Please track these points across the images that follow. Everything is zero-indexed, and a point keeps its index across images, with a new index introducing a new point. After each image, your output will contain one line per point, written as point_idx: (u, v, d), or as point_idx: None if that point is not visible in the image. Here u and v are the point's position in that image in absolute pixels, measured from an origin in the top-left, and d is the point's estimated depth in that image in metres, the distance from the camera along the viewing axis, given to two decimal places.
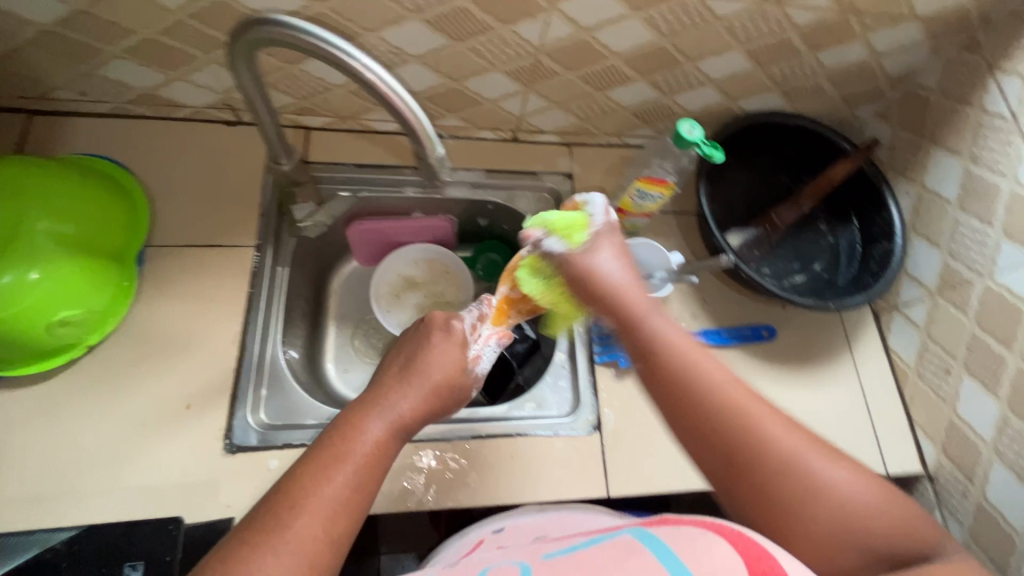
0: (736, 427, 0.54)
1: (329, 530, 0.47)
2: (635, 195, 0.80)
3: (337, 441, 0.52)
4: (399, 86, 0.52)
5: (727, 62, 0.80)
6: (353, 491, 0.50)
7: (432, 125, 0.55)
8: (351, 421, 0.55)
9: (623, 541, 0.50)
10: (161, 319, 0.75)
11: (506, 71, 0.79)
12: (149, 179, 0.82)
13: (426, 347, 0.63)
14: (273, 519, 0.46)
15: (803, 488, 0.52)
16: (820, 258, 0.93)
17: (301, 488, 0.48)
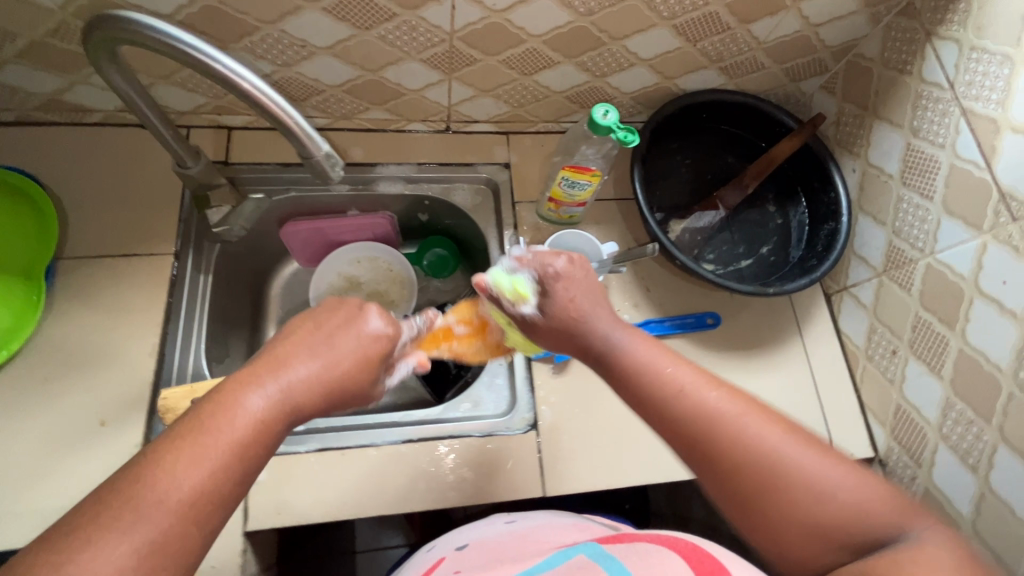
0: (699, 426, 0.51)
1: (181, 516, 0.39)
2: (564, 185, 0.77)
3: (212, 410, 0.44)
4: (267, 86, 0.50)
5: (654, 39, 0.76)
6: (221, 472, 0.42)
7: (311, 124, 0.52)
8: (239, 388, 0.46)
9: (582, 556, 0.47)
10: (75, 333, 0.73)
11: (422, 59, 0.75)
12: (60, 189, 0.79)
13: (340, 320, 0.55)
14: (120, 494, 0.39)
15: (771, 485, 0.47)
16: (767, 240, 0.90)
17: (162, 463, 0.40)
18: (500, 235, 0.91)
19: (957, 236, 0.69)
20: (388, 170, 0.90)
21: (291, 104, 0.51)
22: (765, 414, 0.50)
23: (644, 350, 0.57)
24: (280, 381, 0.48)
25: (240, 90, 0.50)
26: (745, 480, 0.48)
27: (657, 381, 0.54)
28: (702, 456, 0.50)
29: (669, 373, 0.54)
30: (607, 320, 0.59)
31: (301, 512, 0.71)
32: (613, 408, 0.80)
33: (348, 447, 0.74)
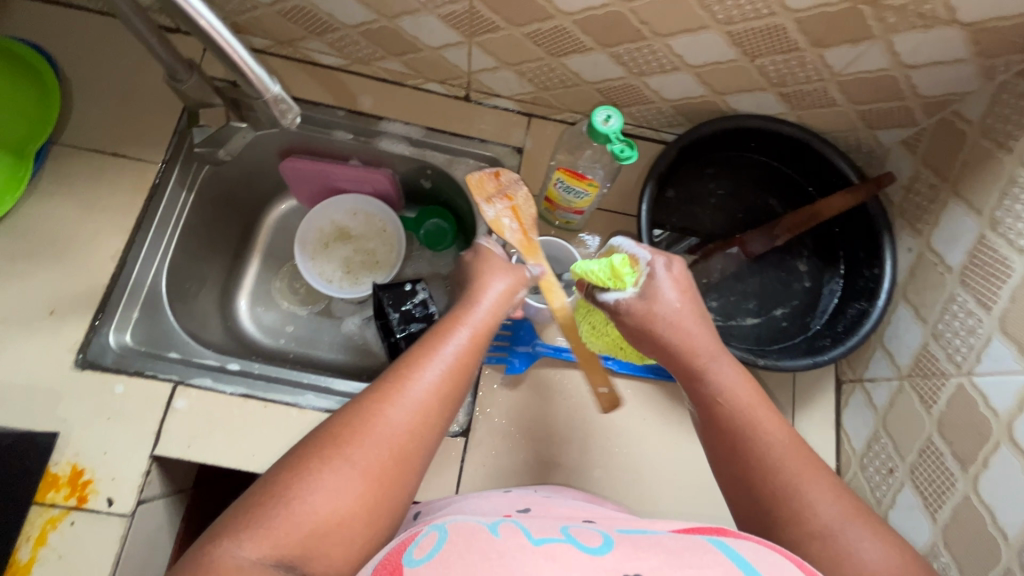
0: (771, 482, 0.48)
1: (428, 410, 0.48)
2: (559, 187, 0.68)
3: (439, 340, 0.52)
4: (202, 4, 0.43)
5: (703, 44, 0.64)
6: (456, 375, 0.50)
7: (261, 67, 0.49)
8: (453, 319, 0.54)
9: (696, 539, 0.41)
10: (49, 220, 0.74)
11: (439, 15, 0.68)
12: (74, 75, 0.79)
13: (491, 271, 0.59)
14: (380, 390, 0.48)
15: (839, 561, 0.44)
16: (785, 302, 0.78)
17: (409, 372, 0.49)
18: None
19: (1005, 363, 0.55)
20: (394, 128, 0.84)
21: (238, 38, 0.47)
22: (848, 498, 0.47)
23: (744, 392, 0.53)
24: (480, 310, 0.55)
25: (185, 14, 0.44)
26: (814, 548, 0.44)
27: (745, 425, 0.51)
28: (764, 507, 0.48)
29: (758, 421, 0.51)
30: (706, 363, 0.55)
31: (208, 450, 0.70)
32: (554, 438, 0.73)
33: (272, 401, 0.72)
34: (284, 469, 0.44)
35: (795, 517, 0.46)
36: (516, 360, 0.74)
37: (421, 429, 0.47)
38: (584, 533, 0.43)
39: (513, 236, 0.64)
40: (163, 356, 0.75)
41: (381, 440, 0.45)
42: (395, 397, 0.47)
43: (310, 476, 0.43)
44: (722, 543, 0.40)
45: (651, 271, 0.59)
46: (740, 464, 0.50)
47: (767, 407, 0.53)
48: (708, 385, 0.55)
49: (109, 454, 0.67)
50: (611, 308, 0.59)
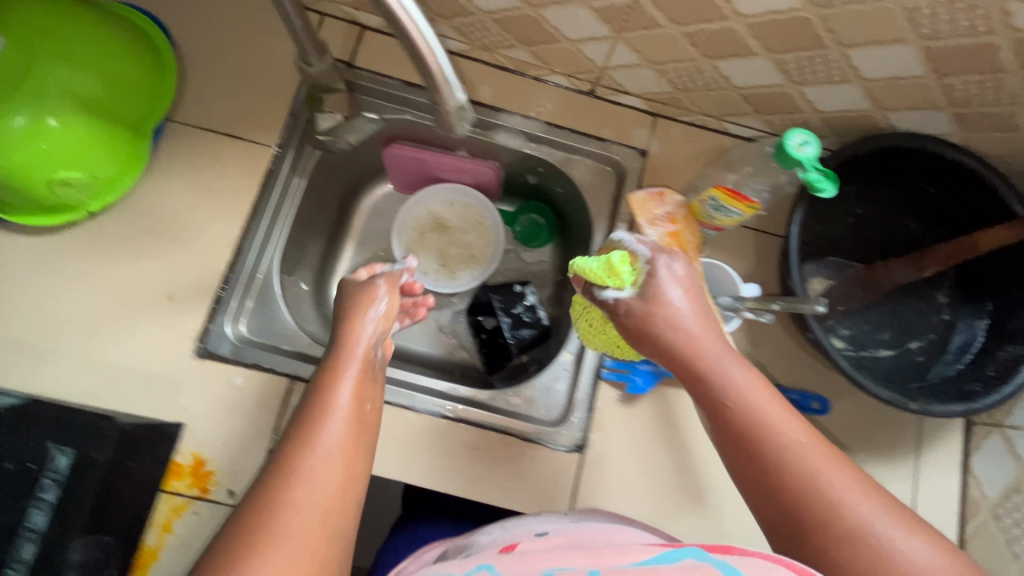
0: (799, 493, 0.43)
1: (342, 458, 0.48)
2: (707, 205, 0.64)
3: (319, 403, 0.52)
4: (414, 7, 0.40)
5: (891, 58, 0.58)
6: (357, 407, 0.53)
7: (453, 69, 0.45)
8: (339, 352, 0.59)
9: (690, 560, 0.39)
10: (164, 201, 0.72)
11: (594, 8, 0.63)
12: (187, 48, 0.76)
13: (366, 294, 0.65)
14: (295, 435, 0.49)
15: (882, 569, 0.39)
16: (922, 335, 0.74)
17: (311, 420, 0.50)
18: (610, 230, 0.80)
19: None
20: (513, 120, 0.80)
21: (438, 41, 0.43)
22: None
23: (753, 391, 0.48)
24: (354, 360, 0.58)
25: (392, 16, 0.40)
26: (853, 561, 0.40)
27: (759, 431, 0.46)
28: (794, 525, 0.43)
29: (771, 423, 0.46)
30: (710, 362, 0.49)
31: None
32: (669, 461, 0.71)
33: (388, 403, 0.71)
34: (217, 547, 0.42)
35: (821, 522, 0.42)
36: (637, 378, 0.72)
37: (350, 471, 0.48)
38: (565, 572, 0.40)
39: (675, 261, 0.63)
40: (274, 347, 0.75)
41: (316, 486, 0.45)
42: (299, 458, 0.46)
43: (254, 540, 0.41)
44: (723, 563, 0.38)
45: (653, 270, 0.53)
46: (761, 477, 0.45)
47: (775, 402, 0.48)
48: (705, 382, 0.49)
49: (230, 446, 0.67)
50: (610, 308, 0.54)
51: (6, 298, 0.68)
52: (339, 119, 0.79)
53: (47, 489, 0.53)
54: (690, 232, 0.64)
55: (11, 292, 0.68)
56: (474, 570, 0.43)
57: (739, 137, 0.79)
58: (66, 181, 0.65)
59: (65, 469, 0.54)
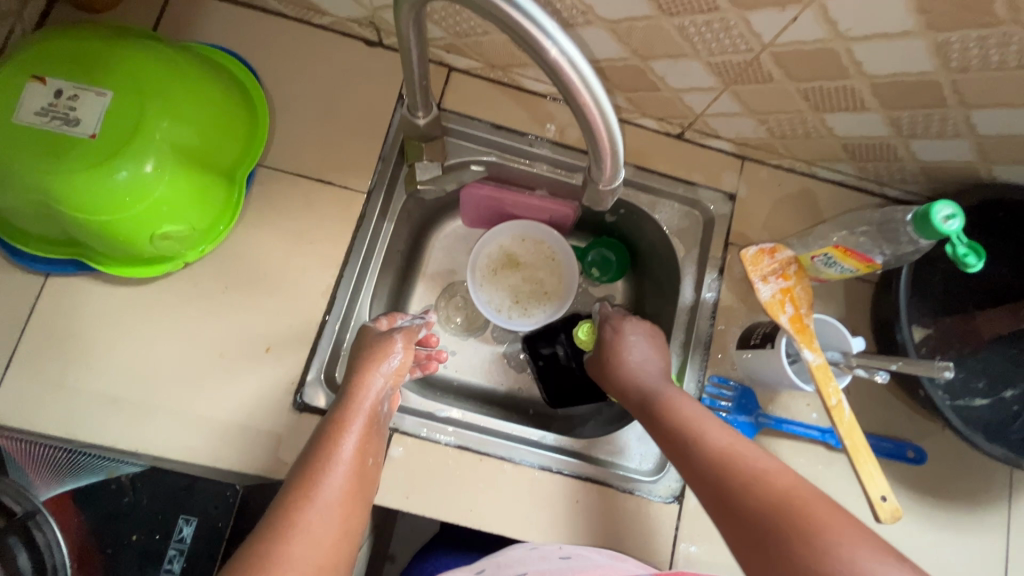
0: (752, 515, 0.49)
1: (338, 516, 0.50)
2: (818, 259, 0.64)
3: (321, 457, 0.53)
4: (603, 92, 0.41)
5: (1016, 119, 0.58)
6: (358, 461, 0.54)
7: (623, 147, 0.45)
8: (347, 398, 0.59)
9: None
10: (257, 249, 0.71)
11: (708, 62, 0.62)
12: (275, 90, 0.74)
13: (382, 347, 0.63)
14: (297, 486, 0.50)
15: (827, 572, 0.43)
16: (1016, 384, 0.73)
17: (310, 477, 0.51)
18: (698, 274, 0.79)
19: None
20: None
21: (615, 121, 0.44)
22: None
23: (750, 451, 0.56)
24: (359, 412, 0.58)
25: (578, 103, 0.41)
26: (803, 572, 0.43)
27: (723, 468, 0.54)
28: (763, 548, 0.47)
29: (732, 459, 0.55)
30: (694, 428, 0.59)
31: (426, 503, 0.69)
32: None
33: (486, 454, 0.71)
34: None
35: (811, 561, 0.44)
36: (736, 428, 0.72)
37: (344, 523, 0.50)
38: None
39: (790, 317, 0.63)
40: None
41: (315, 538, 0.47)
42: (298, 516, 0.47)
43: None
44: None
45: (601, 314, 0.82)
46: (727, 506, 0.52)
47: (760, 457, 0.55)
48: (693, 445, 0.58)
49: None
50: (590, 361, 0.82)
51: (103, 351, 0.67)
52: (438, 171, 0.76)
53: (173, 559, 0.53)
54: (801, 287, 0.65)
55: (106, 344, 0.67)
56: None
57: (827, 180, 0.79)
58: (167, 234, 0.64)
59: (189, 539, 0.53)
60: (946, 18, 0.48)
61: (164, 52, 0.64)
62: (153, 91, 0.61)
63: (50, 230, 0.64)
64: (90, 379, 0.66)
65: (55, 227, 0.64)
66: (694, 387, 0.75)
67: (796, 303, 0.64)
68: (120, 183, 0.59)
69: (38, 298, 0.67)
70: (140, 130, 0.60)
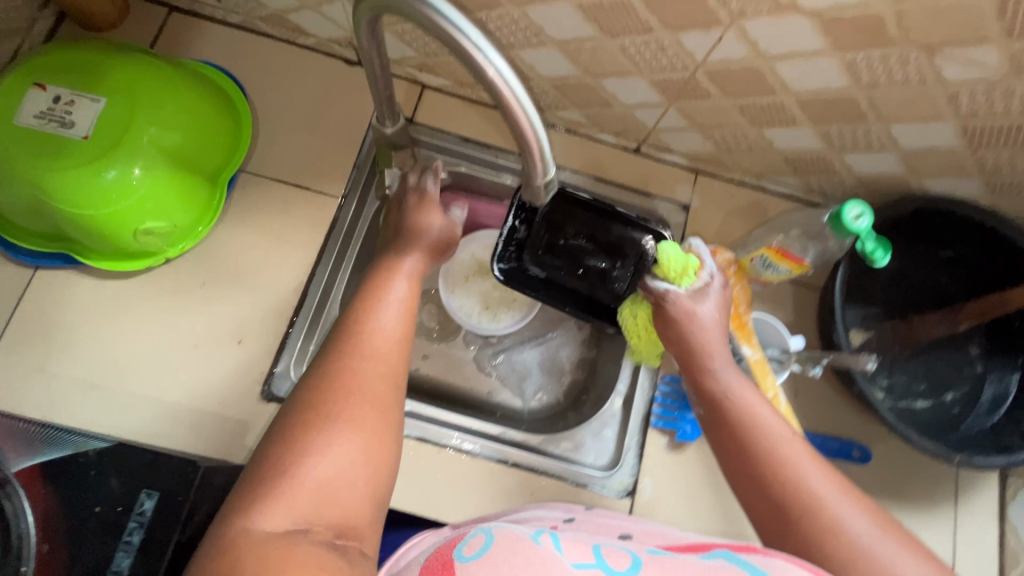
0: (783, 484, 0.50)
1: (383, 366, 0.49)
2: (757, 261, 0.68)
3: (365, 317, 0.53)
4: (528, 100, 0.44)
5: (930, 132, 0.63)
6: (400, 320, 0.54)
7: (550, 148, 0.48)
8: (380, 281, 0.58)
9: (722, 558, 0.40)
10: (235, 248, 0.76)
11: (652, 80, 0.68)
12: (259, 103, 0.81)
13: (418, 222, 0.66)
14: (339, 354, 0.49)
15: (845, 551, 0.46)
16: (956, 387, 0.76)
17: (355, 333, 0.51)
18: None
19: None
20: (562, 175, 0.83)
21: (542, 126, 0.47)
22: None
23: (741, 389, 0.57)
24: (399, 283, 0.59)
25: (507, 109, 0.44)
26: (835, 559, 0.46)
27: (744, 422, 0.55)
28: (776, 513, 0.50)
29: (752, 413, 0.55)
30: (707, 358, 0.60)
31: None
32: (716, 507, 0.74)
33: (445, 447, 0.74)
34: (282, 434, 0.44)
35: (798, 501, 0.49)
36: (687, 426, 0.75)
37: (392, 382, 0.49)
38: (613, 551, 0.41)
39: (729, 317, 0.68)
40: None
41: (366, 383, 0.47)
42: (351, 363, 0.48)
43: (319, 424, 0.44)
44: (747, 563, 0.39)
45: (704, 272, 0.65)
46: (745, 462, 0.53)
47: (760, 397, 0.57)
48: (705, 378, 0.59)
49: None
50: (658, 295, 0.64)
51: (85, 339, 0.71)
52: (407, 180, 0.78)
53: (133, 531, 0.56)
54: (742, 290, 0.70)
55: (87, 333, 0.71)
56: (543, 530, 0.42)
57: (776, 194, 0.84)
58: (151, 230, 0.69)
59: (150, 511, 0.56)
60: (849, 39, 0.54)
61: (154, 65, 0.70)
62: (143, 100, 0.67)
63: (41, 225, 0.69)
64: (70, 366, 0.69)
65: (47, 222, 0.69)
66: (648, 385, 0.79)
67: (736, 303, 0.69)
68: (110, 182, 0.64)
69: (27, 289, 0.71)
70: (129, 135, 0.66)
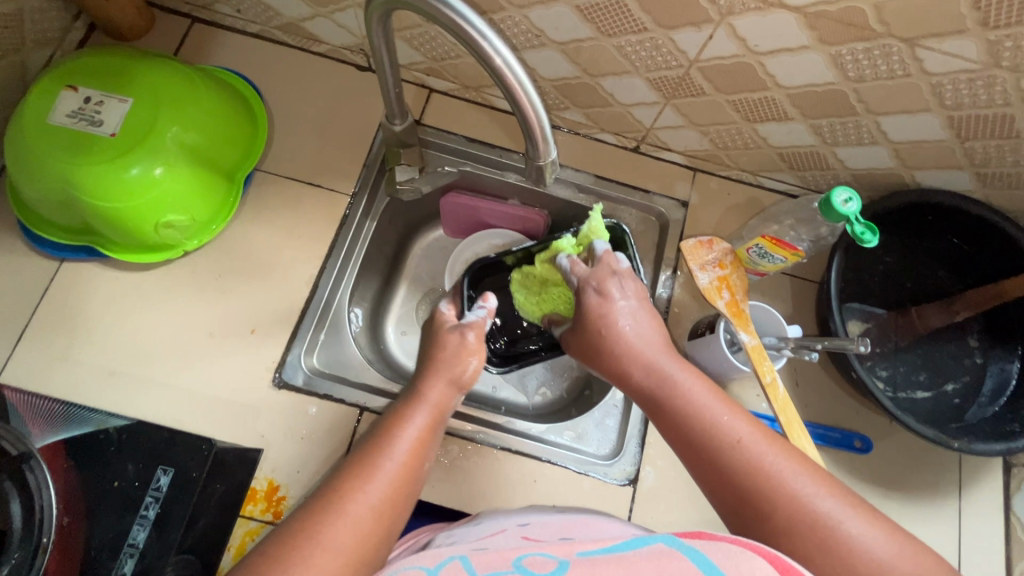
0: (756, 480, 0.48)
1: (382, 506, 0.48)
2: (754, 251, 0.70)
3: (373, 445, 0.51)
4: (530, 82, 0.48)
5: (918, 124, 0.66)
6: (413, 453, 0.52)
7: (551, 130, 0.52)
8: (393, 424, 0.54)
9: (663, 545, 0.44)
10: (249, 242, 0.79)
11: (647, 78, 0.71)
12: (274, 106, 0.85)
13: (446, 345, 0.63)
14: (319, 507, 0.46)
15: (837, 548, 0.44)
16: (956, 377, 0.77)
17: (363, 464, 0.49)
18: (655, 274, 0.84)
19: None
20: (565, 174, 0.86)
21: (544, 110, 0.51)
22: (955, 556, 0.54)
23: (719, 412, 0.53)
24: (424, 405, 0.57)
25: (512, 92, 0.48)
26: (803, 537, 0.45)
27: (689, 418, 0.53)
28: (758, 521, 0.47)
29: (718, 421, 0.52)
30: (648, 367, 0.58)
31: None
32: None
33: (450, 435, 0.75)
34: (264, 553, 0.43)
35: (771, 499, 0.47)
36: None
37: (367, 551, 0.45)
38: (536, 562, 0.43)
39: (725, 304, 0.71)
40: (343, 378, 0.78)
41: (338, 556, 0.43)
42: (354, 493, 0.47)
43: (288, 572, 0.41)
44: (692, 548, 0.42)
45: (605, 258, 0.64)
46: (717, 472, 0.50)
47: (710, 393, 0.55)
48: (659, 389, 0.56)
49: (302, 472, 0.70)
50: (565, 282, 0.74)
51: (107, 328, 0.74)
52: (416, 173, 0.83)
53: (149, 506, 0.58)
54: (739, 280, 0.73)
55: (109, 322, 0.74)
56: (447, 562, 0.45)
57: (772, 191, 0.86)
58: (170, 224, 0.72)
59: (165, 487, 0.59)
60: (833, 33, 0.56)
61: (176, 69, 0.74)
62: (165, 102, 0.71)
63: (68, 220, 0.73)
64: (91, 353, 0.72)
65: (75, 217, 0.72)
66: None
67: (734, 290, 0.72)
68: (133, 178, 0.68)
69: (53, 280, 0.75)
70: (153, 133, 0.69)
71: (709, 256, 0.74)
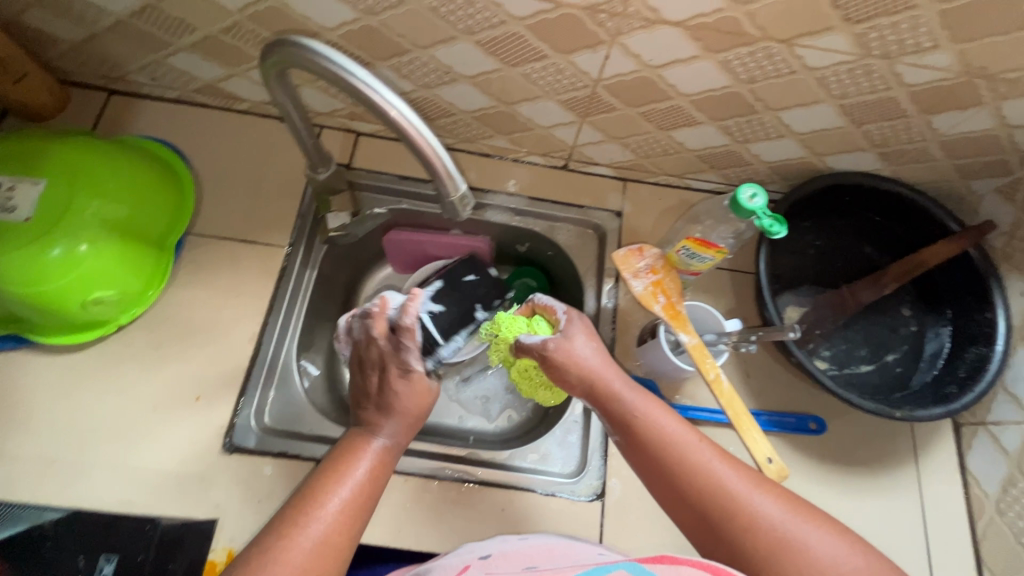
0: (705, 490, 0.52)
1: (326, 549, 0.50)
2: (683, 253, 0.72)
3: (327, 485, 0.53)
4: (423, 123, 0.49)
5: (815, 114, 0.69)
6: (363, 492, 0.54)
7: (455, 165, 0.53)
8: (344, 459, 0.56)
9: None
10: (185, 307, 0.78)
11: (560, 100, 0.73)
12: (200, 168, 0.85)
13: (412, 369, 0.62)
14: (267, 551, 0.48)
15: (780, 547, 0.48)
16: (896, 347, 0.80)
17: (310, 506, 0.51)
18: (599, 285, 0.85)
19: None
20: (498, 199, 0.87)
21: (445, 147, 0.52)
22: None
23: (676, 429, 0.57)
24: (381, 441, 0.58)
25: (410, 136, 0.50)
26: (746, 540, 0.49)
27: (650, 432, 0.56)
28: (715, 530, 0.51)
29: (667, 432, 0.56)
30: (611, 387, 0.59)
31: None
32: None
33: (410, 475, 0.74)
34: None
35: (718, 506, 0.51)
36: None
37: None
38: None
39: (661, 308, 0.72)
40: (299, 432, 0.77)
41: None
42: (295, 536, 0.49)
43: None
44: None
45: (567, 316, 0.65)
46: (675, 486, 0.54)
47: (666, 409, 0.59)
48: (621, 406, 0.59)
49: None
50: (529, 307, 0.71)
51: (40, 416, 0.71)
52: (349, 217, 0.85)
53: None
54: (673, 281, 0.75)
55: (40, 408, 0.71)
56: None
57: (701, 191, 0.89)
58: (99, 300, 0.71)
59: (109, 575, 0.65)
60: (717, 42, 0.60)
61: (96, 145, 0.73)
62: (82, 180, 0.70)
63: None
64: (25, 444, 0.69)
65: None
66: None
67: (670, 293, 0.73)
68: (53, 259, 0.66)
69: None
70: (70, 213, 0.68)
71: (642, 266, 0.76)
